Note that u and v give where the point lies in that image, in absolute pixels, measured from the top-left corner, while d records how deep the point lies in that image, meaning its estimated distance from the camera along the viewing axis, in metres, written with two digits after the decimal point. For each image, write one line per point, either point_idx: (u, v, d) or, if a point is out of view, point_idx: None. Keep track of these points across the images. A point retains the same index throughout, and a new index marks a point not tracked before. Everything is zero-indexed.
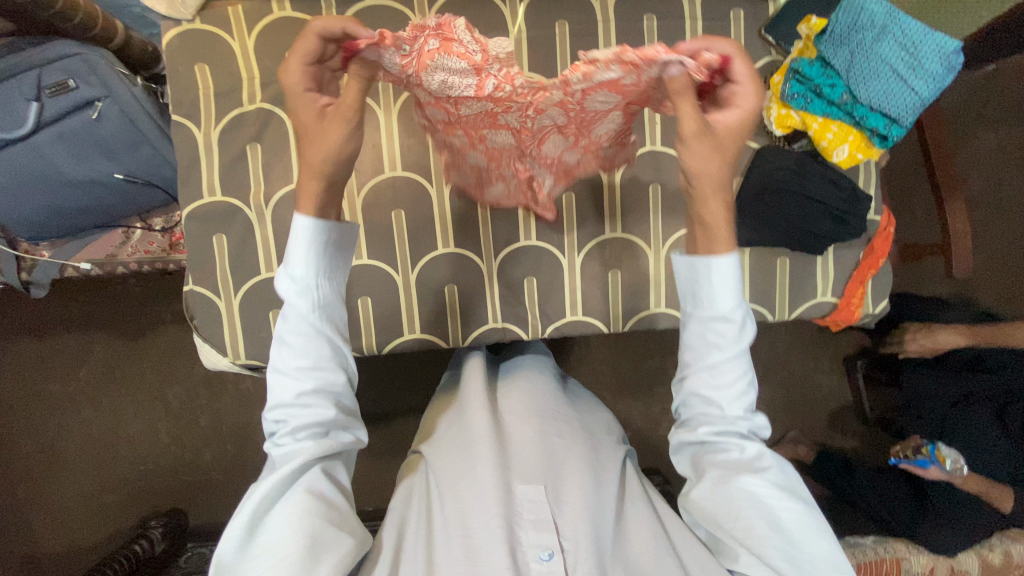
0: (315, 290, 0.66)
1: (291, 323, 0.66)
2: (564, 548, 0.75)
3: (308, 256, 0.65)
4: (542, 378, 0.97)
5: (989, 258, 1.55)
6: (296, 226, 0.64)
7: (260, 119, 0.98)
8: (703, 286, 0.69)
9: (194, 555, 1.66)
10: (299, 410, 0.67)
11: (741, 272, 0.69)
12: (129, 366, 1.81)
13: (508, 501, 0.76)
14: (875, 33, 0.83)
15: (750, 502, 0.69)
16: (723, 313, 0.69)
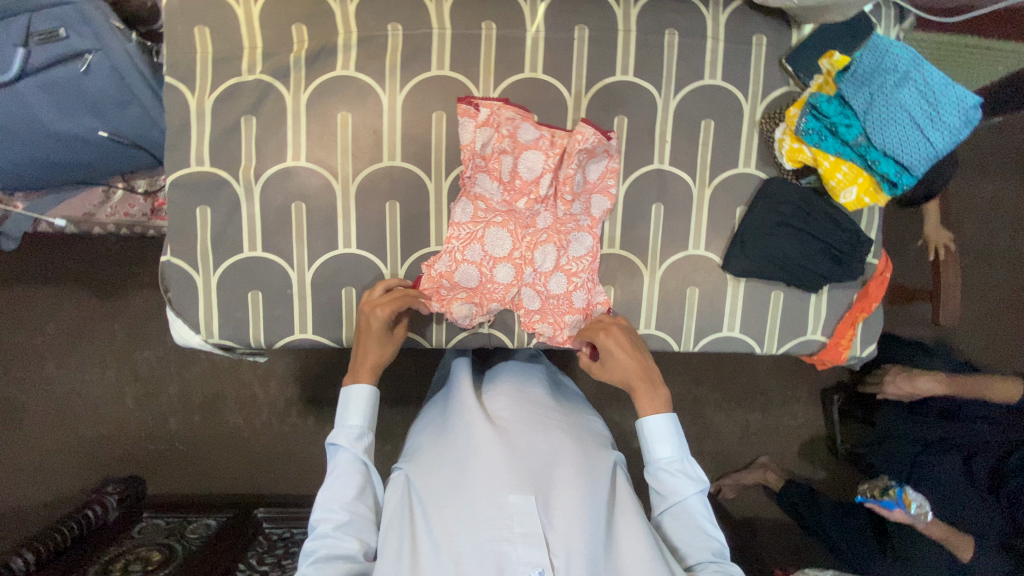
0: (363, 436, 0.88)
1: (340, 466, 0.85)
2: (554, 564, 0.75)
3: (360, 408, 0.89)
4: (530, 388, 0.98)
5: (974, 309, 1.56)
6: (349, 388, 0.89)
7: (259, 91, 0.94)
8: (646, 443, 0.89)
9: (148, 525, 1.62)
10: (333, 540, 0.79)
11: (675, 428, 0.88)
12: (98, 327, 1.75)
13: (501, 516, 0.76)
14: (897, 78, 0.81)
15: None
16: (667, 463, 0.87)
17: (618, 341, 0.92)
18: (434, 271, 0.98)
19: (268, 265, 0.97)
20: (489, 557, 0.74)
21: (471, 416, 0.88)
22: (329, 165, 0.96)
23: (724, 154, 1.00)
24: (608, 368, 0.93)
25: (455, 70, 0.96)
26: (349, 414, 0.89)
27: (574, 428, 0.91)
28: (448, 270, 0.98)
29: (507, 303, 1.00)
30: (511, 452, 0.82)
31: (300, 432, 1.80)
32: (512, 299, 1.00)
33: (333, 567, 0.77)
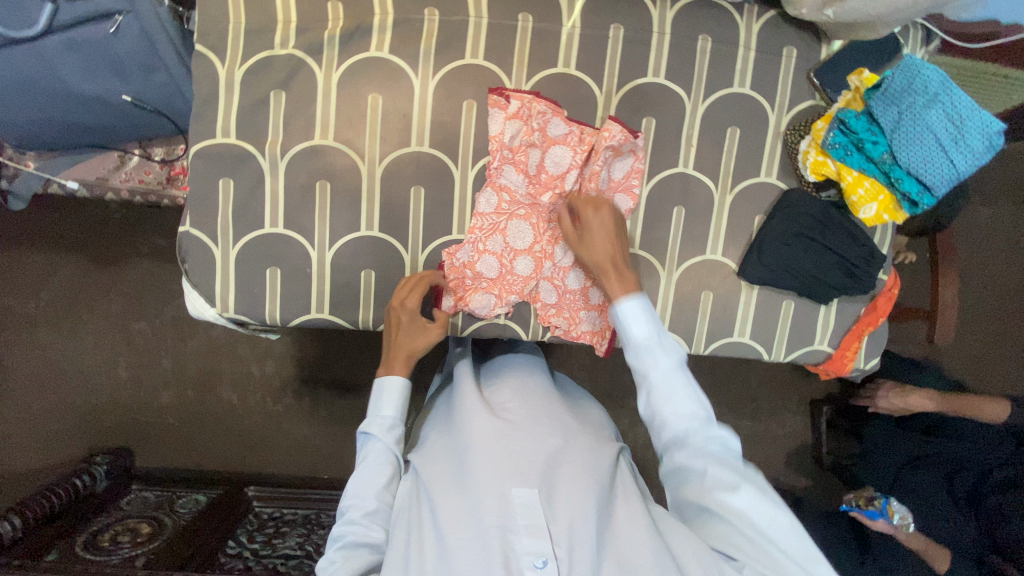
0: (394, 428, 0.89)
1: (371, 454, 0.88)
2: (557, 555, 0.74)
3: (393, 400, 0.90)
4: (536, 385, 0.99)
5: (969, 332, 1.59)
6: (383, 379, 0.91)
7: (290, 66, 0.93)
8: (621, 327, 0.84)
9: (136, 498, 1.61)
10: (359, 527, 0.82)
11: (648, 307, 0.84)
12: (95, 294, 1.72)
13: (503, 506, 0.76)
14: (926, 100, 0.82)
15: (728, 514, 0.73)
16: (643, 344, 0.82)
17: (602, 217, 0.91)
18: (456, 262, 0.99)
19: (288, 243, 0.96)
20: (494, 542, 0.73)
21: (474, 409, 0.89)
22: (356, 146, 0.95)
23: (747, 162, 1.01)
24: (585, 246, 0.91)
25: (489, 59, 0.95)
26: (382, 405, 0.90)
27: (578, 426, 0.93)
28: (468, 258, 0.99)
29: (525, 296, 1.01)
30: (513, 444, 0.83)
31: (295, 413, 1.79)
32: (530, 291, 1.01)
33: (357, 554, 0.81)
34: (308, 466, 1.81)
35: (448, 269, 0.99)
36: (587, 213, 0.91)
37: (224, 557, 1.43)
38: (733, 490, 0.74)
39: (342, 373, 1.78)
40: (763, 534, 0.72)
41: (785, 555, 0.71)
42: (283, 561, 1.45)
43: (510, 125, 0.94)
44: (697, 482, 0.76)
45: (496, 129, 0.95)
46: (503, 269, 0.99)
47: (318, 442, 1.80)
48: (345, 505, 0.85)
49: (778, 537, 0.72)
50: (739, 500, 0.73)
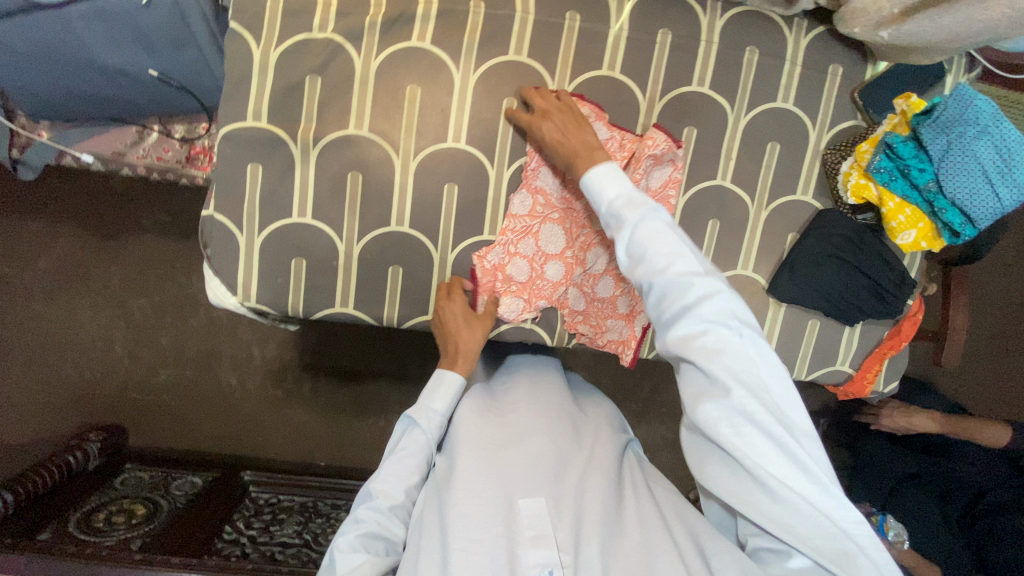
0: (439, 426, 0.91)
1: (412, 446, 0.88)
2: (563, 563, 0.75)
3: (446, 397, 0.92)
4: (550, 389, 1.01)
5: (973, 356, 1.61)
6: (445, 375, 0.91)
7: (328, 51, 0.89)
8: (592, 197, 0.78)
9: (131, 477, 1.57)
10: (383, 517, 0.83)
11: (616, 170, 0.77)
12: (94, 268, 1.67)
13: (510, 518, 0.78)
14: (976, 130, 0.82)
15: (716, 417, 0.65)
16: (609, 211, 0.76)
17: (551, 121, 0.86)
18: (487, 265, 0.97)
19: (315, 233, 0.94)
20: (502, 553, 0.74)
21: (472, 418, 0.91)
22: (391, 138, 0.92)
23: (784, 179, 1.00)
24: (555, 156, 0.87)
25: (532, 58, 0.93)
26: (436, 399, 0.91)
27: (588, 434, 0.94)
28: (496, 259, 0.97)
29: (554, 301, 1.00)
30: (517, 456, 0.85)
31: (294, 399, 1.76)
32: (559, 297, 1.00)
33: (376, 545, 0.82)
34: (306, 453, 1.79)
35: (480, 272, 0.97)
36: (538, 123, 0.87)
37: (220, 543, 1.41)
38: (722, 397, 0.64)
39: (345, 362, 1.75)
40: (752, 456, 0.63)
41: (779, 483, 0.63)
42: (280, 549, 1.44)
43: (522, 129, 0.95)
44: (685, 374, 0.68)
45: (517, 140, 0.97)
46: (534, 274, 0.98)
47: (317, 430, 1.78)
48: (372, 489, 0.85)
49: (771, 458, 0.63)
50: (725, 408, 0.64)
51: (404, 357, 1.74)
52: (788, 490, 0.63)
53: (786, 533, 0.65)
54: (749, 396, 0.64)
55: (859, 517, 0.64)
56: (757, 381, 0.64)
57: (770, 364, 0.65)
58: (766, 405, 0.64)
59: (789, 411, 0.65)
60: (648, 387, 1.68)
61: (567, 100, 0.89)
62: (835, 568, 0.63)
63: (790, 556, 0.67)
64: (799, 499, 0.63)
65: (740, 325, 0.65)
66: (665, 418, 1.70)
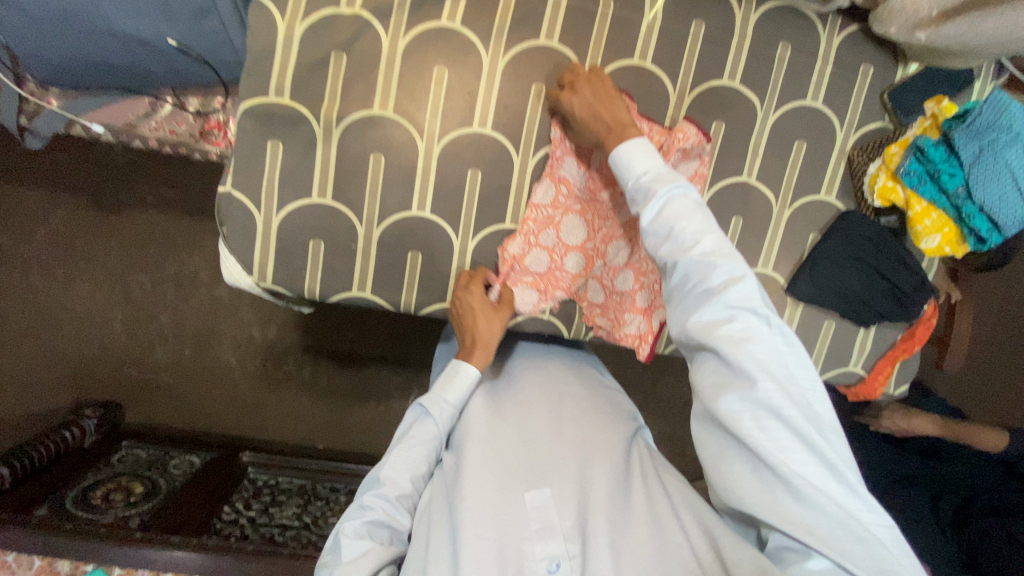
0: (450, 417, 0.92)
1: (422, 435, 0.89)
2: (570, 554, 0.77)
3: (459, 389, 0.92)
4: (559, 377, 1.02)
5: (973, 362, 1.63)
6: (460, 367, 0.92)
7: (355, 27, 0.87)
8: (619, 173, 0.78)
9: (128, 455, 1.55)
10: (389, 505, 0.84)
11: (647, 147, 0.77)
12: (94, 242, 1.63)
13: (517, 511, 0.81)
14: (1009, 137, 0.81)
15: (739, 408, 0.63)
16: (636, 187, 0.75)
17: (580, 95, 0.84)
18: (508, 257, 0.95)
19: (334, 215, 0.92)
20: (510, 549, 0.78)
21: (477, 411, 0.93)
22: (415, 120, 0.90)
23: (809, 179, 1.00)
24: (585, 134, 0.85)
25: (564, 44, 0.91)
26: (448, 390, 0.92)
27: (598, 420, 0.94)
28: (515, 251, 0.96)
29: (572, 293, 0.99)
30: (520, 450, 0.88)
31: (295, 382, 1.74)
32: (577, 289, 0.99)
33: (381, 532, 0.82)
34: (306, 436, 1.78)
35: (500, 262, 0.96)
36: (568, 99, 0.86)
37: (219, 523, 1.39)
38: (745, 388, 0.63)
39: (349, 346, 1.73)
40: (774, 451, 0.62)
41: (801, 479, 0.62)
42: (279, 530, 1.42)
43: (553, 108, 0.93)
44: (707, 362, 0.67)
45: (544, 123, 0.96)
46: (552, 266, 0.97)
47: (318, 414, 1.77)
48: (379, 476, 0.85)
49: (794, 453, 0.62)
50: (748, 399, 0.63)
51: (408, 342, 1.73)
52: (811, 487, 0.61)
53: (807, 534, 0.62)
54: (775, 389, 0.63)
55: (885, 517, 0.62)
56: (783, 373, 0.63)
57: (797, 357, 0.64)
58: (791, 399, 0.63)
59: (815, 406, 0.64)
60: (651, 381, 1.69)
61: (598, 75, 0.86)
62: (858, 568, 0.60)
63: (810, 557, 0.63)
64: (822, 496, 0.61)
65: (768, 314, 0.65)
66: (666, 412, 1.71)
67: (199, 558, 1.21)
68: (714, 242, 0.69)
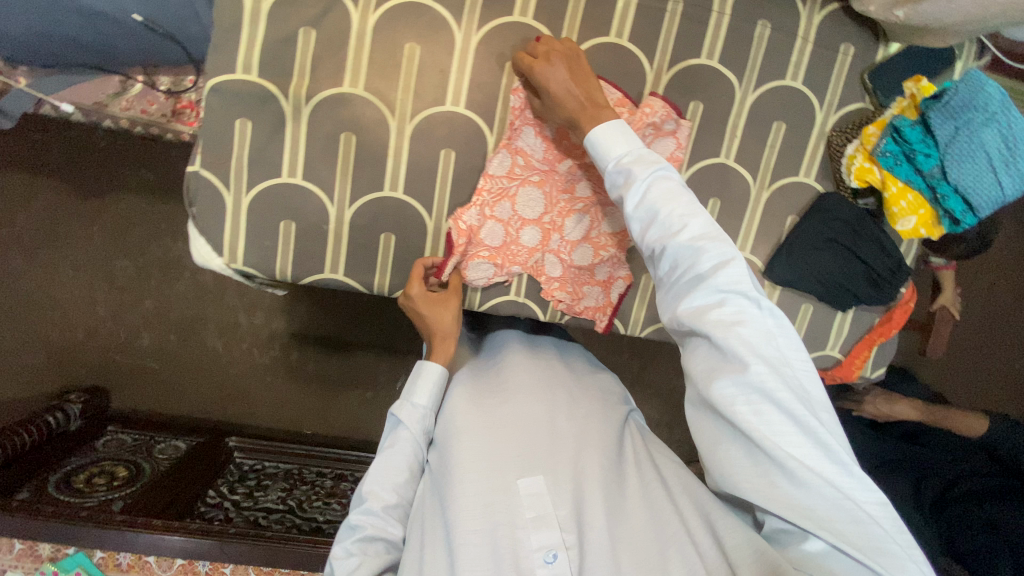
0: (425, 417, 0.90)
1: (399, 442, 0.88)
2: (568, 544, 0.75)
3: (427, 388, 0.91)
4: (546, 364, 1.00)
5: (956, 348, 1.63)
6: (422, 365, 0.91)
7: (323, 2, 0.85)
8: (598, 157, 0.78)
9: (112, 440, 1.56)
10: (378, 519, 0.83)
11: (624, 128, 0.77)
12: (77, 227, 1.61)
13: (509, 499, 0.78)
14: (984, 117, 0.81)
15: (733, 395, 0.63)
16: (616, 169, 0.75)
17: (553, 67, 0.81)
18: (463, 231, 0.92)
19: (306, 195, 0.91)
20: (504, 540, 0.75)
21: (465, 403, 0.90)
22: (387, 99, 0.89)
23: (788, 160, 0.99)
24: (555, 108, 0.83)
25: (538, 20, 0.89)
26: (417, 392, 0.91)
27: (589, 405, 0.93)
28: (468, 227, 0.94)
29: (528, 267, 0.98)
30: (508, 434, 0.84)
31: (280, 367, 1.74)
32: (534, 263, 0.98)
33: (373, 546, 0.81)
34: (292, 422, 1.77)
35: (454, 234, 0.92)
36: (543, 69, 0.82)
37: (204, 507, 1.41)
38: (738, 372, 0.62)
39: (333, 331, 1.72)
40: (769, 436, 0.61)
41: (798, 463, 0.61)
42: (263, 514, 1.43)
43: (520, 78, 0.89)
44: (700, 349, 0.67)
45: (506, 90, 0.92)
46: (507, 241, 0.96)
47: (303, 399, 1.77)
48: (363, 492, 0.84)
49: (790, 437, 0.61)
50: (741, 384, 0.62)
51: (393, 328, 1.72)
52: (807, 471, 0.61)
53: (801, 516, 0.62)
54: (767, 370, 0.62)
55: (880, 496, 0.62)
56: (775, 355, 0.63)
57: (789, 339, 0.64)
58: (785, 382, 0.62)
59: (807, 387, 0.63)
60: (637, 367, 1.70)
61: (570, 47, 0.84)
62: (857, 551, 0.59)
63: (807, 539, 0.64)
64: (818, 480, 0.61)
65: (758, 295, 0.64)
66: (651, 398, 1.72)
67: (183, 541, 1.22)
68: (701, 224, 0.68)
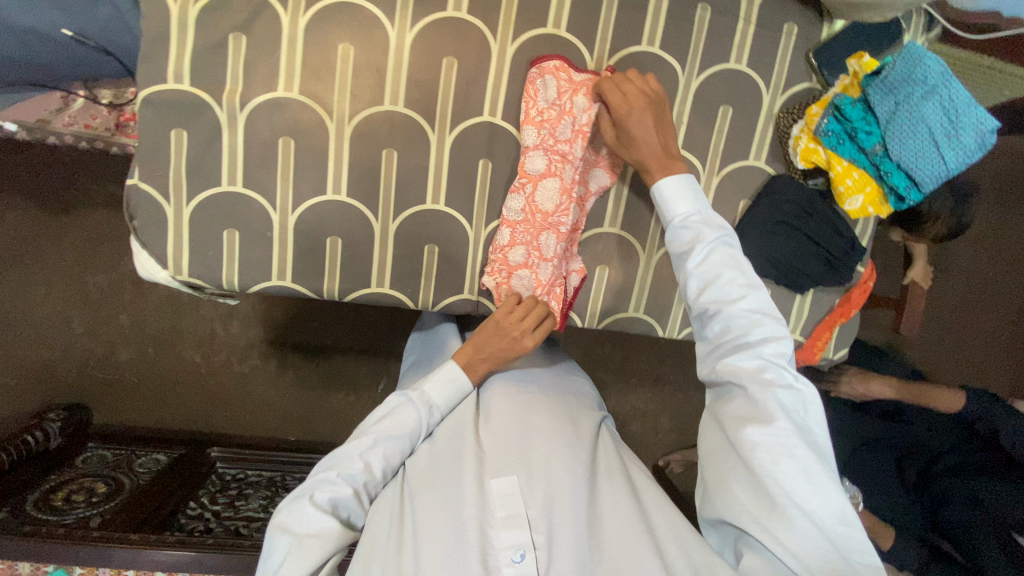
0: (431, 414, 0.86)
1: (401, 425, 0.83)
2: (536, 545, 0.72)
3: (445, 389, 0.87)
4: (527, 369, 0.98)
5: (930, 323, 1.63)
6: (453, 370, 0.88)
7: (251, 7, 0.84)
8: (662, 205, 0.80)
9: (93, 456, 1.46)
10: (355, 486, 0.79)
11: (695, 189, 0.79)
12: (43, 243, 1.55)
13: (481, 499, 0.76)
14: (924, 91, 0.80)
15: (760, 444, 0.65)
16: (681, 222, 0.78)
17: (644, 119, 0.82)
18: (539, 279, 0.96)
19: (247, 203, 0.90)
20: (471, 536, 0.72)
21: (466, 410, 0.88)
22: (323, 101, 0.88)
23: (737, 144, 0.98)
24: (629, 150, 0.84)
25: (473, 15, 0.88)
26: (436, 389, 0.87)
27: (576, 412, 0.91)
28: (534, 270, 0.96)
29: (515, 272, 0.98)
30: (496, 438, 0.83)
31: (261, 377, 1.68)
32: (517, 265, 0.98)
33: (342, 509, 0.78)
34: (275, 428, 1.71)
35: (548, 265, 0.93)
36: (634, 113, 0.82)
37: (184, 519, 1.31)
38: (767, 422, 0.65)
39: (312, 336, 1.67)
40: (782, 483, 0.63)
41: (802, 516, 0.63)
42: (245, 523, 1.34)
43: (593, 105, 0.88)
44: (735, 400, 0.70)
45: (567, 106, 0.89)
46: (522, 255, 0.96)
47: (288, 406, 1.70)
48: (353, 454, 0.80)
49: (800, 490, 0.63)
50: (768, 435, 0.65)
51: (372, 331, 1.69)
52: (806, 520, 0.62)
53: (791, 558, 0.62)
54: (793, 430, 0.65)
55: (876, 561, 0.62)
56: (800, 420, 0.67)
57: (813, 412, 0.69)
58: (807, 442, 0.65)
59: (823, 453, 0.67)
60: (618, 358, 1.68)
61: (652, 88, 0.83)
62: None
63: None
64: (817, 535, 0.62)
65: (797, 373, 0.69)
66: (627, 388, 1.71)
67: (169, 556, 1.17)
68: (757, 299, 0.72)
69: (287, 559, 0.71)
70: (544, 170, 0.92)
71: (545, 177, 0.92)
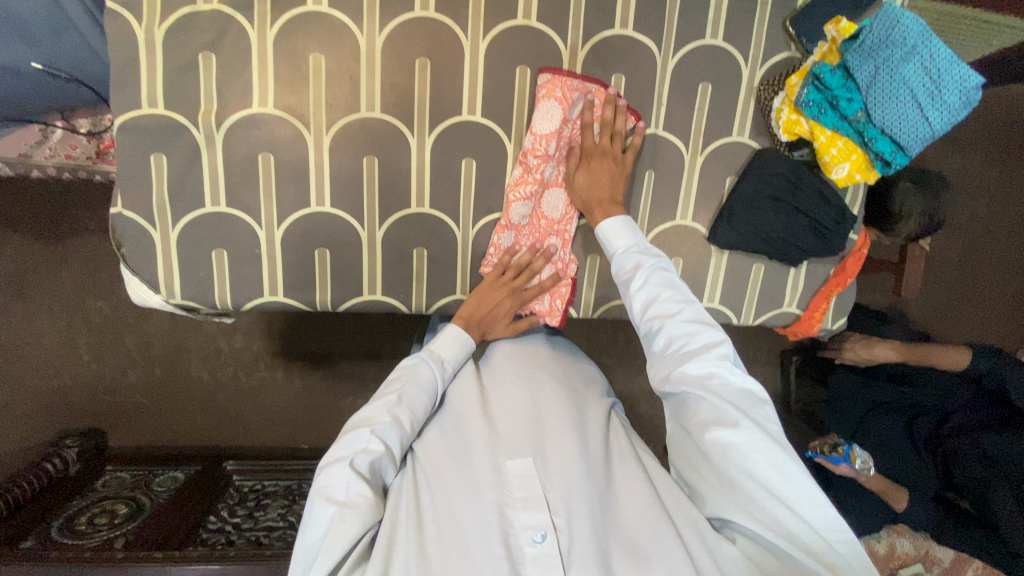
0: (444, 368, 0.88)
1: (420, 379, 0.85)
2: (556, 526, 0.71)
3: (452, 347, 0.90)
4: (527, 344, 0.99)
5: (932, 281, 1.61)
6: (457, 329, 0.91)
7: (217, 24, 0.83)
8: (604, 243, 0.88)
9: (112, 479, 1.46)
10: (388, 443, 0.77)
11: (631, 224, 0.87)
12: (42, 274, 1.55)
13: (498, 482, 0.75)
14: (904, 52, 0.79)
15: (727, 446, 0.68)
16: (622, 252, 0.85)
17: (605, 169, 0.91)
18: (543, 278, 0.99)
19: (231, 221, 0.90)
20: (491, 516, 0.71)
21: (469, 396, 0.87)
22: (299, 113, 0.87)
23: (719, 121, 0.97)
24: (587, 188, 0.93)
25: (441, 13, 0.86)
26: (446, 348, 0.89)
27: (587, 396, 0.91)
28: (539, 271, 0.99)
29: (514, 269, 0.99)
30: (508, 422, 0.83)
31: (269, 389, 1.69)
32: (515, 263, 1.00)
33: (376, 471, 0.75)
34: (288, 438, 1.72)
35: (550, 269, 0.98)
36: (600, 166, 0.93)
37: (205, 533, 1.30)
38: (730, 426, 0.69)
39: (316, 345, 1.68)
40: (759, 478, 0.66)
41: (786, 509, 0.65)
42: (265, 533, 1.34)
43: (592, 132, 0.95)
44: (695, 410, 0.73)
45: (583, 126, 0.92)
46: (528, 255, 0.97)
47: (298, 415, 1.71)
48: (380, 411, 0.79)
49: (778, 482, 0.66)
50: (734, 434, 0.68)
51: (374, 333, 1.69)
52: (792, 511, 0.65)
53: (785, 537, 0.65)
54: (755, 427, 0.68)
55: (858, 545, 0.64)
56: (760, 416, 0.70)
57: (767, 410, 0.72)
58: (771, 435, 0.68)
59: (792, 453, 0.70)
60: (622, 341, 1.68)
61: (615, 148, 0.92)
62: None
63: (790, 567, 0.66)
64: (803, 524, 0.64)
65: (743, 371, 0.74)
66: (633, 372, 1.71)
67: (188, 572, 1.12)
68: (694, 312, 0.78)
69: (329, 532, 0.67)
70: (552, 179, 0.96)
71: (552, 185, 0.96)
